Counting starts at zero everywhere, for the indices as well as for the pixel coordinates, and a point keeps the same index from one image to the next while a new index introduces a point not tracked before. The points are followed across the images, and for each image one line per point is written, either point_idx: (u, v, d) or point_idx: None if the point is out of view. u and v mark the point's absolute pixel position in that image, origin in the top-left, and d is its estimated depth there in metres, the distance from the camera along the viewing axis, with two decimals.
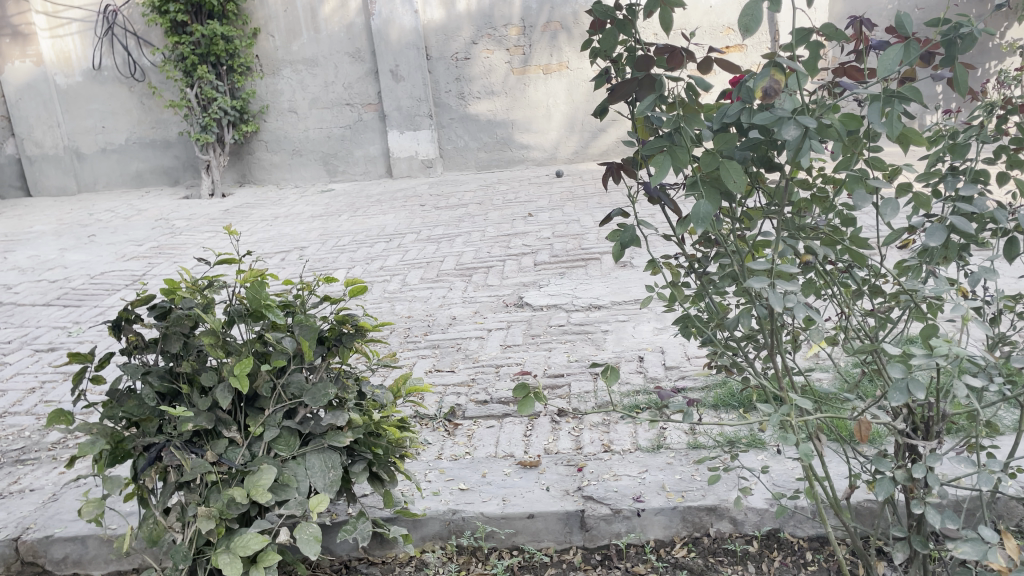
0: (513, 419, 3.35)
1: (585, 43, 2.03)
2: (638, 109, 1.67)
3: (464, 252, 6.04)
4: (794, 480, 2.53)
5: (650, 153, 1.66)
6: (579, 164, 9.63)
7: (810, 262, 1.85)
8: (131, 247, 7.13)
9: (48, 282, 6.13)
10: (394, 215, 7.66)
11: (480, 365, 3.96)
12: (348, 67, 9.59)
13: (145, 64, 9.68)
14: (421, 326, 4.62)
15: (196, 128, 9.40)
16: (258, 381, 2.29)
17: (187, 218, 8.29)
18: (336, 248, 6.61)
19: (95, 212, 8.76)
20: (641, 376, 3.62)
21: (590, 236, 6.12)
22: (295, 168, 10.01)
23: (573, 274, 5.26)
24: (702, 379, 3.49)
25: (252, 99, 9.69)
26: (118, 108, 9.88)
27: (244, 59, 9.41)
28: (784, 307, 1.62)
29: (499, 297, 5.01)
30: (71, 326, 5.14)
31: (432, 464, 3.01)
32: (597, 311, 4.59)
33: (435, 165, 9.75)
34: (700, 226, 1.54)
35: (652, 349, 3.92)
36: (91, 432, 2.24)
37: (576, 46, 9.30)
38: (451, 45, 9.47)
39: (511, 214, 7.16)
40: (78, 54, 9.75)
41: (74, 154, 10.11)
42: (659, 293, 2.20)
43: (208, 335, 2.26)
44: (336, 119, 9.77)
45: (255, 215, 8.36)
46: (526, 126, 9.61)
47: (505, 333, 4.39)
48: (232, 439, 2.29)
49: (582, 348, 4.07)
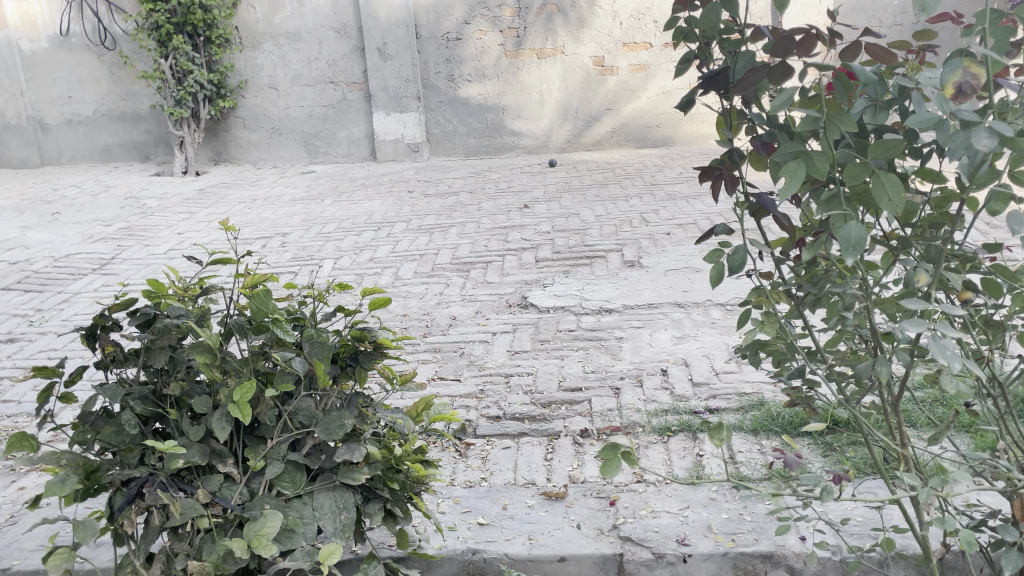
0: (530, 439, 3.03)
1: (669, 22, 1.72)
2: (766, 105, 1.34)
3: (459, 245, 5.69)
4: (868, 529, 2.25)
5: (777, 161, 1.35)
6: (571, 154, 9.31)
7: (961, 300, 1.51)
8: (99, 227, 6.67)
9: (8, 264, 5.66)
10: (381, 201, 7.29)
11: (488, 374, 3.64)
12: (333, 43, 9.14)
13: (116, 32, 9.15)
14: (419, 327, 4.28)
15: (169, 101, 8.93)
16: (259, 408, 1.94)
17: (159, 198, 7.83)
18: (321, 235, 6.23)
19: (59, 187, 8.24)
20: (668, 393, 3.31)
21: (592, 232, 5.81)
22: (274, 148, 9.54)
23: (578, 273, 4.96)
24: (735, 399, 3.20)
25: (230, 73, 9.21)
26: (86, 77, 9.32)
27: (223, 30, 8.93)
28: (949, 362, 1.29)
29: (501, 295, 4.68)
30: (32, 315, 4.71)
31: (446, 492, 2.69)
32: (609, 316, 4.28)
33: (422, 150, 9.35)
34: (851, 255, 1.24)
35: (675, 361, 3.64)
36: (60, 465, 1.88)
37: (573, 30, 8.97)
38: (443, 24, 9.07)
39: (506, 204, 6.82)
40: (44, 18, 9.17)
41: (38, 125, 9.54)
42: (741, 319, 1.89)
43: (203, 352, 1.90)
44: (319, 98, 9.32)
45: (231, 197, 7.92)
46: (519, 111, 9.26)
47: (512, 337, 4.06)
48: (228, 474, 1.95)
49: (597, 357, 3.76)
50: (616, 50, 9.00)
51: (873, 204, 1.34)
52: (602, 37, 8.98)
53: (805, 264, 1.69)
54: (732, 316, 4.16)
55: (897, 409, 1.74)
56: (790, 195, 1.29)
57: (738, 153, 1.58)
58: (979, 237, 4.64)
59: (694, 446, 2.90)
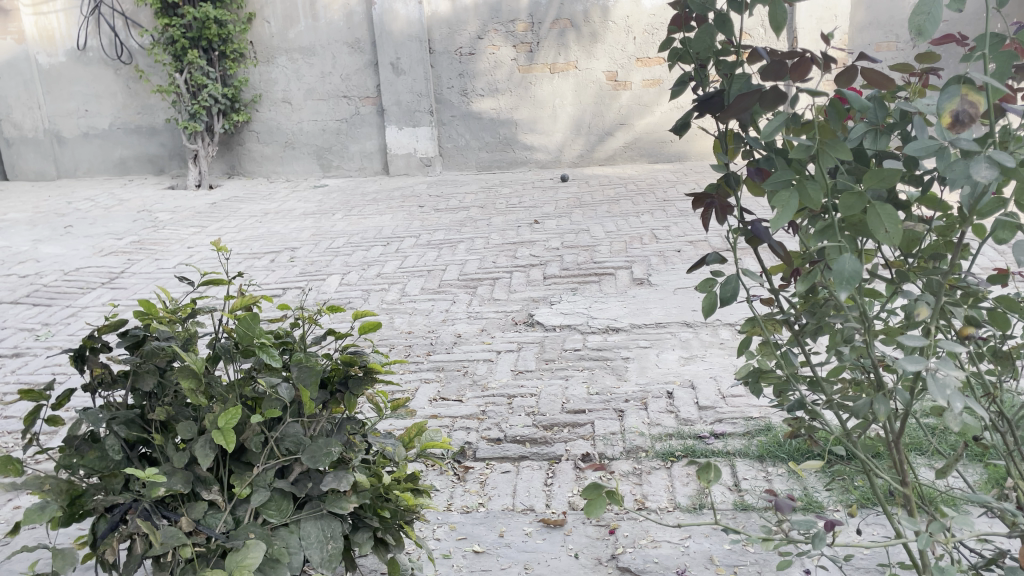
0: (531, 463, 2.97)
1: (664, 43, 1.69)
2: (759, 132, 1.30)
3: (467, 261, 5.65)
4: (875, 564, 2.18)
5: (770, 190, 1.29)
6: (583, 169, 9.27)
7: (967, 335, 1.44)
8: (110, 240, 6.69)
9: (18, 277, 5.68)
10: (391, 216, 7.28)
11: (490, 394, 3.58)
12: (347, 58, 9.18)
13: (132, 47, 9.23)
14: (423, 345, 4.24)
15: (184, 115, 9.00)
16: (246, 433, 1.90)
17: (171, 211, 7.86)
18: (330, 250, 6.21)
19: (74, 200, 8.30)
20: (673, 417, 3.24)
21: (601, 248, 5.75)
22: (288, 162, 9.56)
23: (586, 290, 4.90)
24: (741, 423, 3.13)
25: (245, 87, 9.25)
26: (103, 91, 9.41)
27: (238, 45, 9.00)
28: (951, 402, 1.22)
29: (507, 313, 4.63)
30: (39, 329, 4.71)
31: (442, 517, 2.64)
32: (615, 335, 4.22)
33: (434, 164, 9.34)
34: (845, 290, 1.18)
35: (682, 383, 3.57)
36: (43, 491, 1.85)
37: (586, 45, 8.96)
38: (456, 39, 9.08)
39: (516, 219, 6.78)
40: (62, 32, 9.28)
41: (55, 138, 9.63)
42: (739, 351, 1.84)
43: (188, 377, 1.86)
44: (332, 112, 9.33)
45: (243, 210, 7.94)
46: (532, 126, 9.23)
47: (517, 356, 4.01)
48: (213, 502, 1.90)
49: (602, 378, 3.69)
50: (630, 65, 8.96)
51: (869, 235, 1.29)
52: (615, 51, 8.94)
53: (804, 294, 1.63)
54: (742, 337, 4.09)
55: (899, 444, 1.67)
56: (783, 225, 1.23)
57: (733, 178, 1.53)
58: (994, 259, 4.56)
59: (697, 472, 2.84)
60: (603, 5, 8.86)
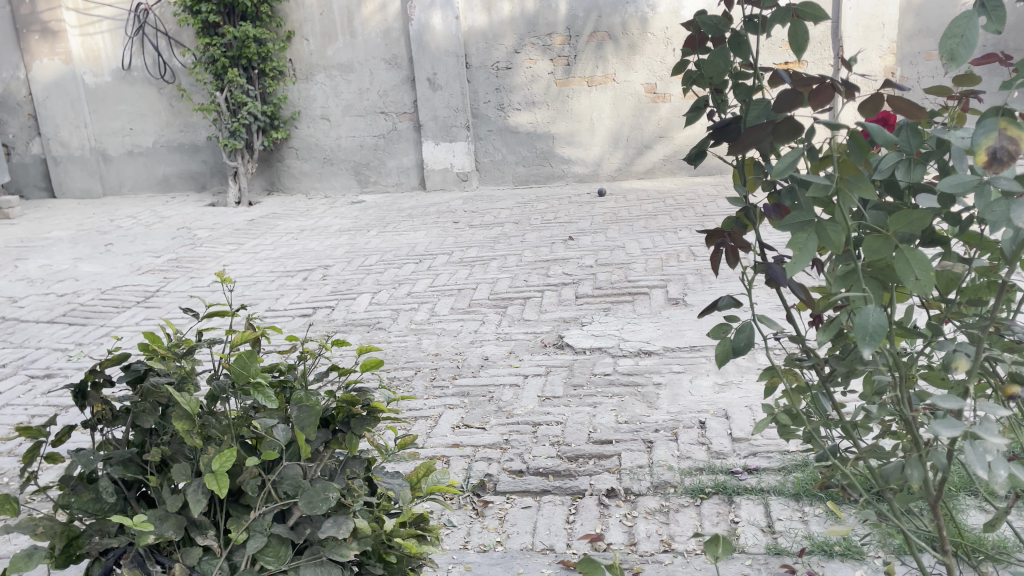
0: (552, 498, 2.85)
1: (678, 66, 1.57)
2: (773, 166, 1.17)
3: (499, 280, 5.55)
4: None
5: (787, 231, 1.16)
6: (622, 182, 9.12)
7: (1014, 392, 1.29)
8: (149, 258, 6.76)
9: (56, 296, 5.76)
10: (426, 232, 7.23)
11: (515, 422, 3.47)
12: (384, 74, 9.19)
13: (175, 66, 9.38)
14: (449, 368, 4.15)
15: (224, 133, 9.10)
16: (242, 477, 1.81)
17: (210, 228, 7.94)
18: (362, 268, 6.17)
19: (117, 218, 8.44)
20: (704, 450, 3.09)
21: (636, 266, 5.61)
22: (326, 178, 9.60)
23: (619, 311, 4.76)
24: (777, 457, 2.96)
25: (284, 104, 9.32)
26: (147, 109, 9.58)
27: (277, 63, 9.08)
28: (990, 474, 1.08)
29: (537, 335, 4.52)
30: (72, 349, 4.74)
31: (457, 557, 2.53)
32: (647, 359, 4.07)
33: (471, 178, 9.29)
34: (869, 346, 1.05)
35: (715, 412, 3.41)
36: (35, 533, 1.79)
37: (624, 57, 8.82)
38: (492, 53, 9.02)
39: (550, 236, 6.67)
40: (108, 53, 9.48)
41: (101, 156, 9.82)
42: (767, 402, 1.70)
43: (182, 418, 1.79)
44: (370, 128, 9.35)
45: (281, 227, 7.97)
46: (569, 139, 9.11)
47: (544, 381, 3.89)
48: (208, 547, 1.82)
49: (631, 406, 3.55)
50: (668, 77, 8.81)
51: (898, 281, 1.15)
52: (654, 63, 8.80)
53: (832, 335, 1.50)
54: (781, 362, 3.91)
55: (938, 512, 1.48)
56: (801, 270, 1.11)
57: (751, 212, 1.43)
58: None
59: (729, 511, 2.68)
60: (642, 16, 8.72)
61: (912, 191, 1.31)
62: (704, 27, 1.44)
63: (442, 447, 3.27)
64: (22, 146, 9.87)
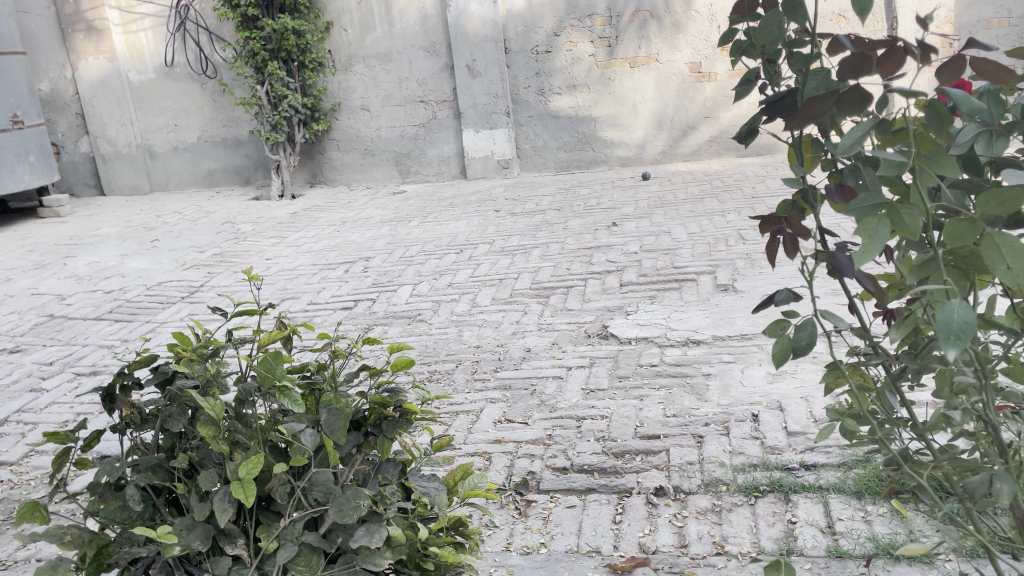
0: (598, 497, 2.73)
1: (726, 35, 1.44)
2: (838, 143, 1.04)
3: (541, 268, 5.44)
4: None
5: (855, 216, 1.03)
6: (666, 165, 8.90)
7: None
8: (193, 253, 6.81)
9: (103, 293, 5.82)
10: (466, 221, 7.14)
11: (558, 416, 3.36)
12: (423, 62, 9.10)
13: (217, 61, 9.44)
14: (491, 360, 4.05)
15: (266, 127, 9.14)
16: (271, 483, 1.73)
17: (253, 222, 7.97)
18: (403, 259, 6.11)
19: (163, 214, 8.53)
20: (758, 445, 2.94)
21: (683, 251, 5.44)
22: (368, 169, 9.56)
23: (665, 298, 4.61)
24: (836, 453, 2.80)
25: (324, 96, 9.30)
26: (190, 105, 9.66)
27: (316, 54, 9.07)
28: None
29: (580, 324, 4.39)
30: (118, 345, 4.78)
31: (499, 560, 2.43)
32: (696, 349, 3.92)
33: (512, 166, 9.18)
34: (954, 347, 0.92)
35: (769, 405, 3.25)
36: (63, 543, 1.75)
37: (667, 37, 8.60)
38: (532, 37, 8.86)
39: (593, 222, 6.53)
40: (150, 50, 9.58)
41: (147, 153, 9.95)
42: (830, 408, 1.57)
43: (208, 424, 1.71)
44: (409, 118, 9.28)
45: (323, 219, 7.96)
46: (612, 122, 8.91)
47: (589, 373, 3.77)
48: (238, 555, 1.75)
49: (680, 398, 3.41)
50: (713, 55, 8.56)
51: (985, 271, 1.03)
52: (698, 41, 8.56)
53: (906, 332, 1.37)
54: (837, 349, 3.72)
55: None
56: (871, 260, 0.98)
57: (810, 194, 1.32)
58: None
59: (785, 511, 2.53)
60: None
61: (993, 168, 1.18)
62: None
63: (483, 443, 3.18)
64: (72, 145, 10.05)
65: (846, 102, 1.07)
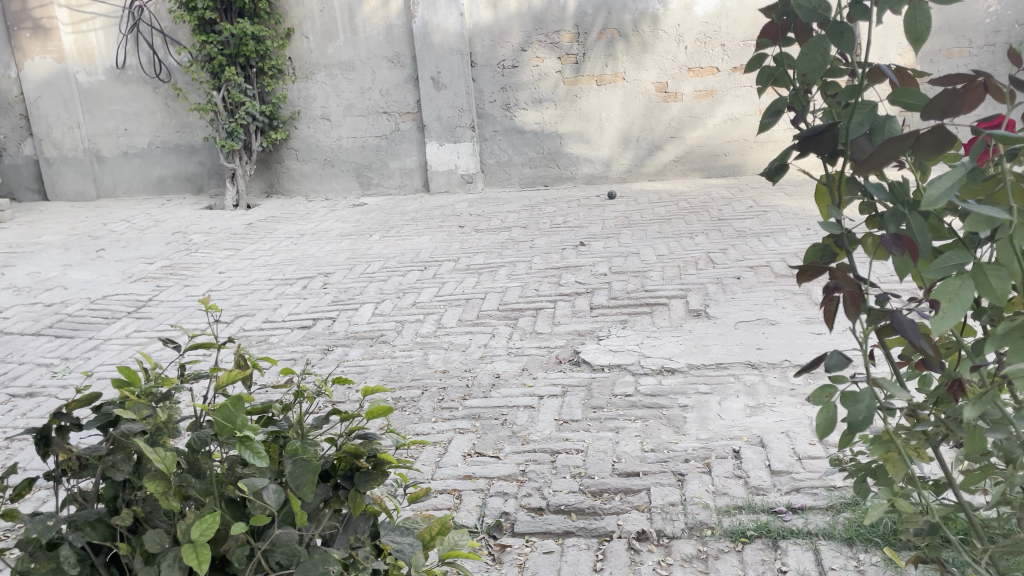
0: (577, 541, 2.57)
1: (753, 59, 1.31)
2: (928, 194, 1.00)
3: (508, 289, 5.28)
4: None
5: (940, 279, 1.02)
6: (631, 184, 8.85)
7: None
8: (142, 265, 6.49)
9: (44, 306, 5.49)
10: (430, 237, 6.96)
11: (531, 450, 3.19)
12: (386, 72, 8.91)
13: (171, 64, 9.13)
14: (458, 387, 3.86)
15: (222, 134, 8.84)
16: (227, 544, 1.53)
17: (206, 232, 7.66)
18: (364, 275, 5.90)
19: (110, 222, 8.16)
20: (741, 484, 2.81)
21: (653, 274, 5.33)
22: (327, 180, 9.32)
23: (637, 323, 4.49)
24: (823, 495, 2.69)
25: (283, 104, 9.04)
26: (142, 109, 9.31)
27: (276, 61, 8.81)
28: None
29: (551, 350, 4.24)
30: (58, 364, 4.48)
31: None
32: (671, 378, 3.80)
33: (475, 180, 9.03)
34: None
35: (750, 440, 3.13)
36: None
37: (635, 55, 8.55)
38: (498, 51, 8.73)
39: (560, 241, 6.40)
40: (101, 51, 9.21)
41: (95, 157, 9.56)
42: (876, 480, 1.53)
43: (157, 480, 1.51)
44: (371, 129, 9.06)
45: (280, 231, 7.70)
46: (578, 138, 8.83)
47: (561, 402, 3.61)
48: None
49: (657, 431, 3.28)
50: (680, 75, 8.54)
51: None
52: (665, 61, 8.53)
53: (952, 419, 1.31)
54: (815, 381, 3.63)
55: None
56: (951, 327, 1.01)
57: (844, 238, 1.24)
58: None
59: (774, 559, 2.40)
60: (653, 13, 8.45)
61: None
62: (800, 12, 1.16)
63: (453, 479, 3.00)
64: (14, 147, 9.60)
65: (925, 143, 1.02)
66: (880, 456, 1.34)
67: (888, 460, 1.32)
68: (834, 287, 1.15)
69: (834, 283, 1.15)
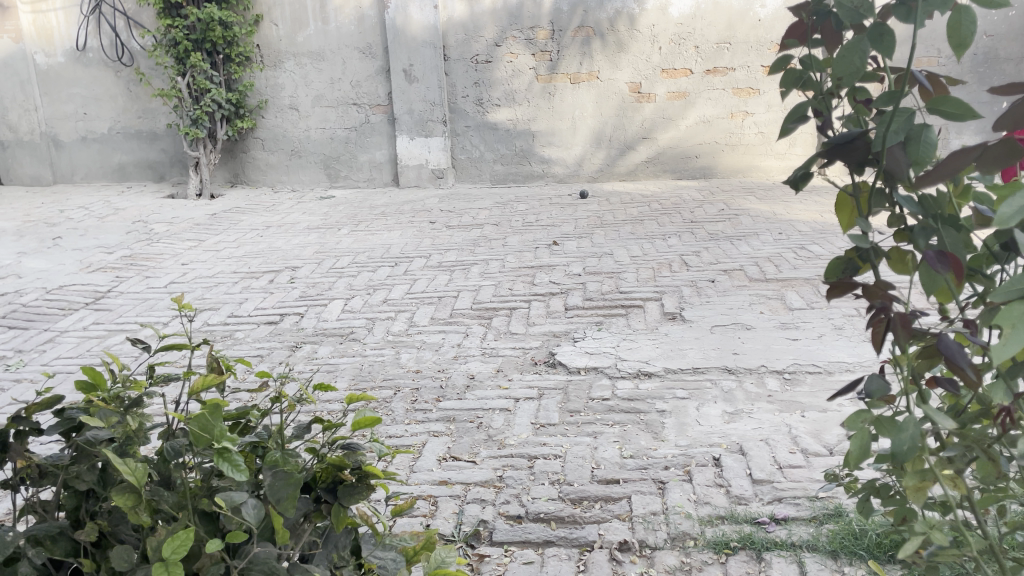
0: (557, 551, 2.51)
1: (777, 61, 1.28)
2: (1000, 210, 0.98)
3: (481, 287, 5.20)
4: None
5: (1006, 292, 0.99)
6: (603, 183, 8.83)
7: None
8: (101, 254, 6.27)
9: None
10: (399, 232, 6.84)
11: (508, 454, 3.12)
12: (357, 63, 8.74)
13: (134, 47, 8.85)
14: (432, 388, 3.77)
15: (186, 121, 8.59)
16: (201, 561, 1.42)
17: (168, 222, 7.44)
18: (333, 270, 5.77)
19: (66, 209, 7.89)
20: (723, 494, 2.77)
21: (628, 275, 5.29)
22: (293, 171, 9.13)
23: (613, 325, 4.44)
24: (806, 505, 2.65)
25: (250, 93, 8.84)
26: (102, 93, 9.02)
27: (243, 48, 8.60)
28: None
29: (526, 351, 4.17)
30: (11, 357, 4.29)
31: None
32: (648, 382, 3.75)
33: (446, 176, 8.92)
34: None
35: (730, 447, 3.09)
36: None
37: (610, 55, 8.50)
38: (472, 46, 8.62)
39: (533, 240, 6.33)
40: (61, 32, 8.90)
41: (52, 141, 9.24)
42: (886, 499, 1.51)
43: (128, 494, 1.39)
44: (340, 120, 8.90)
45: (245, 223, 7.51)
46: (550, 138, 8.79)
47: (538, 405, 3.54)
48: None
49: (636, 437, 3.22)
50: (654, 76, 8.53)
51: None
52: (639, 62, 8.51)
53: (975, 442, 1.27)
54: (792, 388, 3.61)
55: None
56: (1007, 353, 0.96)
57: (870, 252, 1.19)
58: None
59: (759, 571, 2.34)
60: (629, 13, 8.41)
61: None
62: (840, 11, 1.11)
63: (428, 485, 2.91)
64: None
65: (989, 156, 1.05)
66: (913, 485, 1.24)
67: (921, 489, 1.23)
68: (881, 308, 1.16)
69: (880, 303, 1.17)
